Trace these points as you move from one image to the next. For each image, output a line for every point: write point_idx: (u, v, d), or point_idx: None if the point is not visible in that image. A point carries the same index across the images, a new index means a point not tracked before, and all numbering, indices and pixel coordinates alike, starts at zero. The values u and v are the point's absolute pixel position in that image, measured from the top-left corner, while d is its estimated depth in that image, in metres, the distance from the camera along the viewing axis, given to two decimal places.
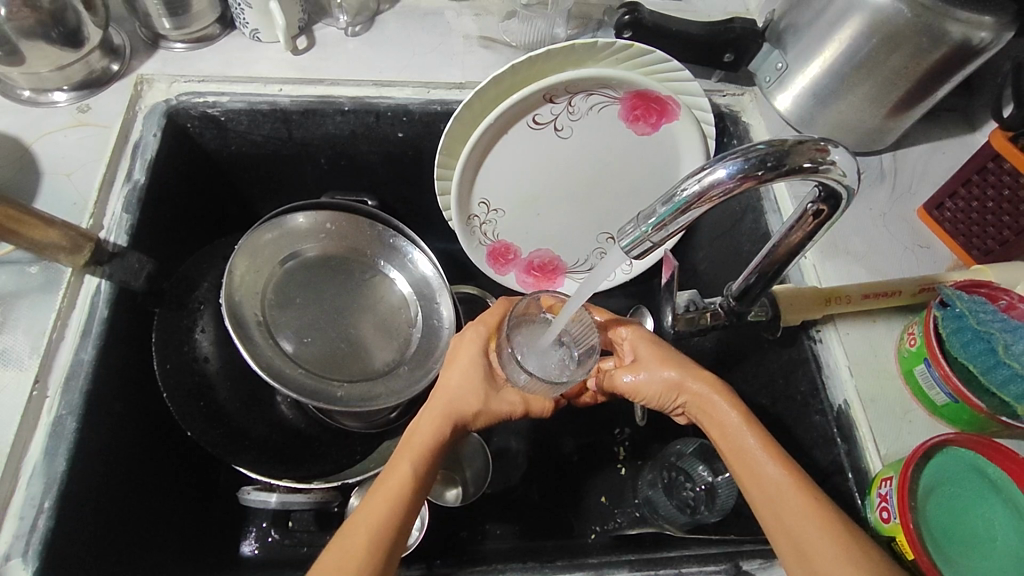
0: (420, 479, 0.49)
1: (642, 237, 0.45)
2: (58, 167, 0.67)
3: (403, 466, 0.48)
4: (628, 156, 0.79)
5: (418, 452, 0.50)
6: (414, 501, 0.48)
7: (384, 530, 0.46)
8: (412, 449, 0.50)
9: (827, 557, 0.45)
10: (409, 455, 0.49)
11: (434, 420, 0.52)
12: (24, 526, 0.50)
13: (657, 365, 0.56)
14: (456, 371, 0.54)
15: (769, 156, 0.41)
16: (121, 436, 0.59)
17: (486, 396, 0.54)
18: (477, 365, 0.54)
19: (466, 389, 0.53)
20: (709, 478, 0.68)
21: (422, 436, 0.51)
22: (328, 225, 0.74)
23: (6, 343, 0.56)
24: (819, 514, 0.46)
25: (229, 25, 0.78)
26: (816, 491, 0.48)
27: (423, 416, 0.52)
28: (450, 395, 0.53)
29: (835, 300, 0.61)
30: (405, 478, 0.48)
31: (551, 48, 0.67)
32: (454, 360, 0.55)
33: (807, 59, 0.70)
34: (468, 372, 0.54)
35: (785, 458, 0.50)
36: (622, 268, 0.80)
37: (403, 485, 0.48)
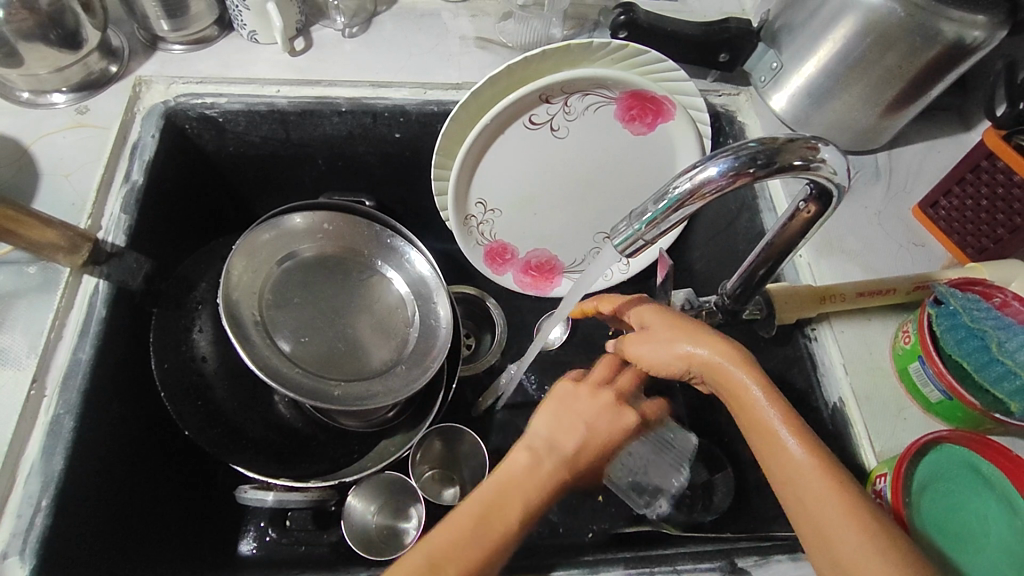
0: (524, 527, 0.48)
1: (635, 236, 0.46)
2: (57, 168, 0.68)
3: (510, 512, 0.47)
4: (624, 156, 0.79)
5: (536, 500, 0.48)
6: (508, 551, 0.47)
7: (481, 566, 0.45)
8: (537, 488, 0.48)
9: (848, 543, 0.41)
10: (524, 500, 0.48)
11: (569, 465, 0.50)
12: (22, 523, 0.50)
13: (668, 335, 0.53)
14: (564, 420, 0.52)
15: (759, 154, 0.41)
16: (118, 435, 0.59)
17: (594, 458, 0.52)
18: (599, 419, 0.52)
19: (588, 447, 0.51)
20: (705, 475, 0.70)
21: (551, 480, 0.49)
22: (326, 225, 0.74)
23: (4, 342, 0.56)
24: (841, 499, 0.43)
25: (227, 27, 0.78)
26: (840, 470, 0.44)
27: (532, 460, 0.50)
28: (565, 448, 0.50)
29: (829, 298, 0.62)
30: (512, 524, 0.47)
31: (546, 49, 0.68)
32: (570, 405, 0.53)
33: (801, 59, 0.70)
34: (589, 424, 0.52)
35: (807, 433, 0.46)
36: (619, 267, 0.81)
37: (508, 532, 0.47)
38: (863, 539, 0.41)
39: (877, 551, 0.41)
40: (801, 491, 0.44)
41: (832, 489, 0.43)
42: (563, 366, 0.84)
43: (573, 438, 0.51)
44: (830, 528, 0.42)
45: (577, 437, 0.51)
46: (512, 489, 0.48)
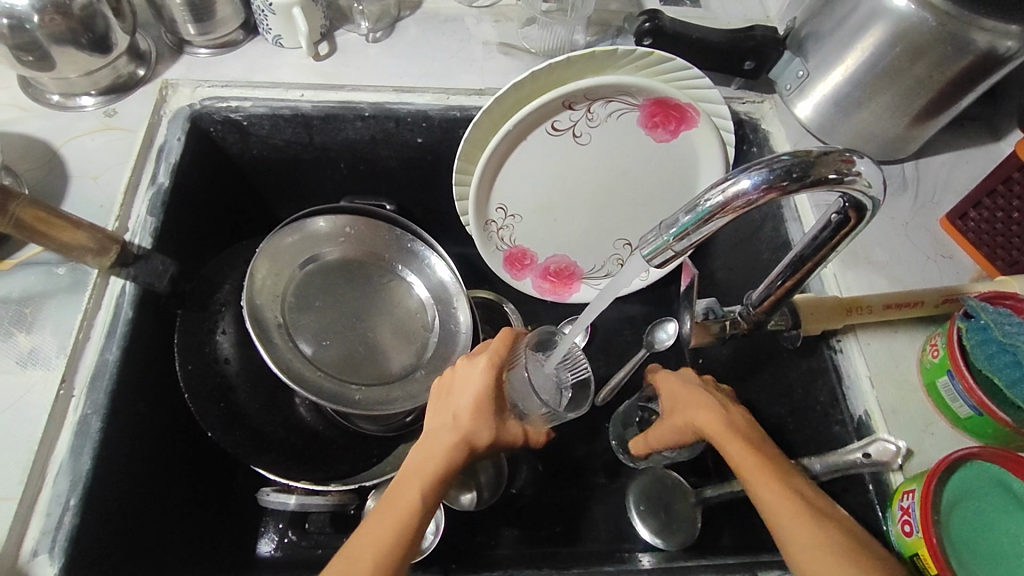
0: (428, 499, 0.49)
1: (664, 246, 0.45)
2: (86, 170, 0.68)
3: (411, 491, 0.49)
4: (646, 163, 0.79)
5: (432, 478, 0.50)
6: (417, 529, 0.48)
7: (391, 551, 0.46)
8: (422, 471, 0.50)
9: (806, 543, 0.47)
10: (418, 482, 0.50)
11: (459, 436, 0.52)
12: (51, 522, 0.50)
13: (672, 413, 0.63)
14: (447, 400, 0.55)
15: (794, 167, 0.41)
16: (143, 437, 0.60)
17: (494, 430, 0.53)
18: (476, 384, 0.54)
19: (471, 413, 0.53)
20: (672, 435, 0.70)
21: (439, 455, 0.51)
22: (348, 229, 0.74)
23: (34, 342, 0.57)
24: (799, 516, 0.49)
25: (252, 31, 0.79)
26: (790, 473, 0.52)
27: (424, 447, 0.52)
28: (452, 424, 0.53)
29: (856, 310, 0.61)
30: (413, 502, 0.49)
31: (571, 56, 0.68)
32: (449, 387, 0.56)
33: (829, 67, 0.69)
34: (467, 391, 0.54)
35: (766, 448, 0.55)
36: (640, 276, 0.80)
37: (412, 506, 0.48)
38: (818, 536, 0.47)
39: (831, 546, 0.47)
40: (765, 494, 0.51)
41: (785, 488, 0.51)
42: None
43: (450, 416, 0.54)
44: (788, 526, 0.49)
45: (452, 415, 0.54)
46: (407, 475, 0.51)
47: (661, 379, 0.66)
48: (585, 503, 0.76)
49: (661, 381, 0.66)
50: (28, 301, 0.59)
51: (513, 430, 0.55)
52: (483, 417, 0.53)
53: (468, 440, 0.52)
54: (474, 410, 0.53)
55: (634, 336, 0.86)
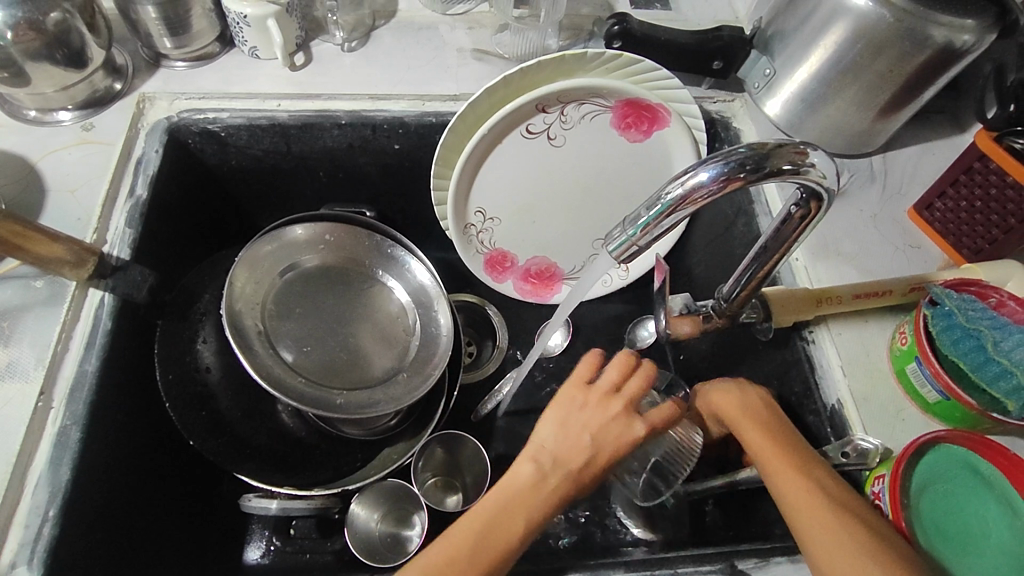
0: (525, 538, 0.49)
1: (629, 241, 0.46)
2: (63, 184, 0.69)
3: (514, 530, 0.49)
4: (621, 164, 0.80)
5: (541, 517, 0.50)
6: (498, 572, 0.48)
7: None
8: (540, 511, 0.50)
9: (821, 538, 0.47)
10: (526, 518, 0.49)
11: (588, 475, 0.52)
12: (30, 534, 0.51)
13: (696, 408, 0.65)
14: (601, 432, 0.52)
15: (749, 159, 0.42)
16: (124, 447, 0.60)
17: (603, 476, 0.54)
18: (617, 426, 0.53)
19: (607, 459, 0.52)
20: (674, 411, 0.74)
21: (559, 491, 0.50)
22: (327, 237, 0.75)
23: (12, 355, 0.57)
24: (819, 510, 0.48)
25: (228, 43, 0.80)
26: (813, 468, 0.51)
27: (548, 478, 0.50)
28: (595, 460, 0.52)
29: (826, 301, 0.62)
30: (516, 533, 0.49)
31: (540, 59, 0.69)
32: (588, 414, 0.53)
33: (794, 65, 0.71)
34: (604, 425, 0.53)
35: (789, 442, 0.54)
36: (619, 274, 0.82)
37: (506, 548, 0.48)
38: (830, 529, 0.47)
39: (847, 541, 0.46)
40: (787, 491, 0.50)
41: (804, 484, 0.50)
42: (563, 373, 0.84)
43: (588, 452, 0.51)
44: (802, 520, 0.48)
45: (591, 449, 0.52)
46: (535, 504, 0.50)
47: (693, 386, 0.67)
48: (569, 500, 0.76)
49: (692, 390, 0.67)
50: (6, 315, 0.59)
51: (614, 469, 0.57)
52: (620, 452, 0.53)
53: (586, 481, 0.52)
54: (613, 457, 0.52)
55: (616, 334, 0.87)
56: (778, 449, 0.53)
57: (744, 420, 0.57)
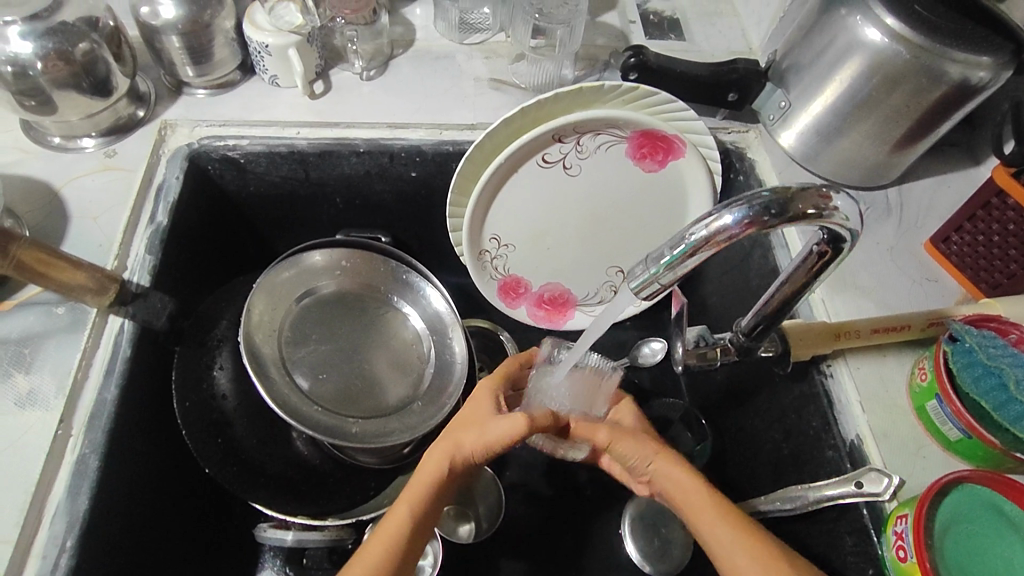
0: (415, 522, 0.52)
1: (651, 279, 0.46)
2: (85, 211, 0.70)
3: (396, 517, 0.52)
4: (635, 193, 0.80)
5: (419, 499, 0.53)
6: (400, 558, 0.51)
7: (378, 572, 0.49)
8: (410, 496, 0.53)
9: None
10: (406, 504, 0.53)
11: (453, 451, 0.55)
12: (47, 565, 0.50)
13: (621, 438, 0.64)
14: (460, 419, 0.60)
15: (773, 203, 0.42)
16: (142, 474, 0.60)
17: (478, 429, 0.56)
18: (474, 401, 0.61)
19: (463, 425, 0.58)
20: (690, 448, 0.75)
21: (429, 469, 0.55)
22: (344, 263, 0.76)
23: (32, 383, 0.58)
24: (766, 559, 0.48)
25: (249, 71, 0.81)
26: (759, 529, 0.50)
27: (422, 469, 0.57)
28: (450, 435, 0.57)
29: (845, 335, 0.62)
30: (402, 518, 0.52)
31: (559, 92, 0.70)
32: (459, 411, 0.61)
33: (809, 97, 0.72)
34: (467, 410, 0.60)
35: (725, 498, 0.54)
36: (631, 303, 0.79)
37: (395, 532, 0.51)
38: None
39: None
40: (731, 553, 0.50)
41: (754, 547, 0.49)
42: None
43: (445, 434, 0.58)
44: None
45: (446, 432, 0.58)
46: (409, 486, 0.55)
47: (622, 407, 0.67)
48: (581, 531, 0.76)
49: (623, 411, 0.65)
50: (27, 342, 0.59)
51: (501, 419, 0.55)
52: (473, 425, 0.57)
53: (454, 448, 0.56)
54: (465, 425, 0.58)
55: None
56: (716, 503, 0.53)
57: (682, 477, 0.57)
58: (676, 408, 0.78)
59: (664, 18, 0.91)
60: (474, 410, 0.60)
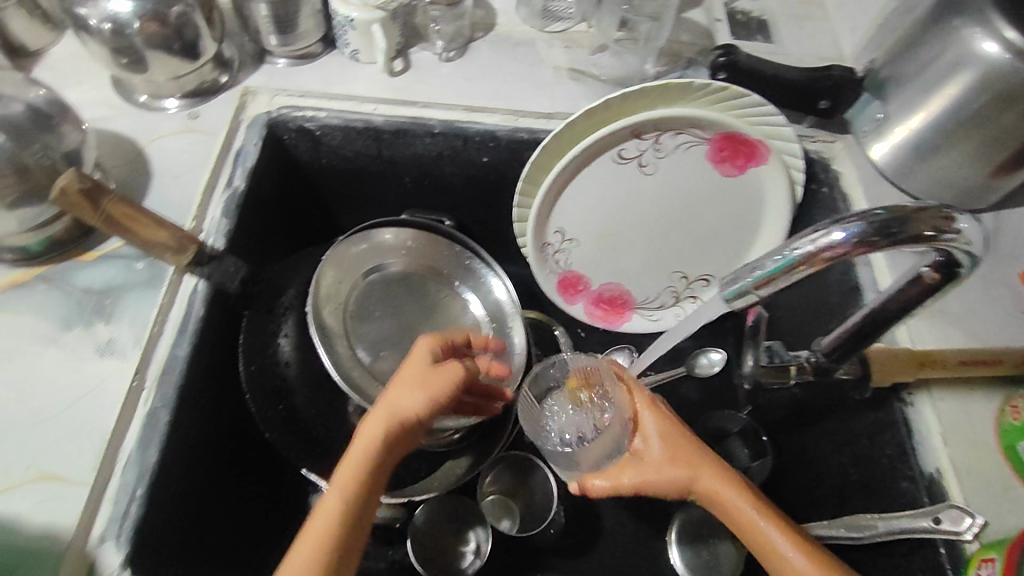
0: (351, 505, 0.47)
1: (746, 289, 0.45)
2: (167, 169, 0.71)
3: (328, 505, 0.47)
4: (710, 196, 0.78)
5: (356, 478, 0.48)
6: (350, 540, 0.47)
7: (321, 566, 0.45)
8: (345, 477, 0.48)
9: None
10: (341, 486, 0.48)
11: (389, 416, 0.50)
12: (118, 511, 0.52)
13: (665, 464, 0.56)
14: (395, 379, 0.53)
15: (887, 223, 0.40)
16: (205, 433, 0.61)
17: (416, 394, 0.51)
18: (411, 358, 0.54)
19: (398, 386, 0.52)
20: (747, 463, 0.73)
21: (363, 443, 0.49)
22: (410, 243, 0.76)
23: (111, 333, 0.59)
24: None
25: (330, 44, 0.81)
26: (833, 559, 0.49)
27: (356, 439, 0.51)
28: (386, 398, 0.51)
29: (929, 364, 0.58)
30: (337, 504, 0.47)
31: (644, 86, 0.68)
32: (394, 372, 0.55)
33: (909, 111, 0.68)
34: (401, 367, 0.54)
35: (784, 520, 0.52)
36: (675, 311, 0.86)
37: (330, 522, 0.46)
38: None
39: None
40: None
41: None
42: None
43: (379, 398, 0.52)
44: None
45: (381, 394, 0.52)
46: (345, 460, 0.49)
47: (647, 416, 0.59)
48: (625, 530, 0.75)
49: (649, 425, 0.58)
50: (108, 293, 0.61)
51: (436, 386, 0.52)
52: (409, 387, 0.51)
53: (391, 413, 0.50)
54: (403, 387, 0.52)
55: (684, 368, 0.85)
56: (785, 527, 0.51)
57: (739, 499, 0.53)
58: (735, 421, 0.76)
59: (751, 18, 0.88)
60: (411, 369, 0.53)
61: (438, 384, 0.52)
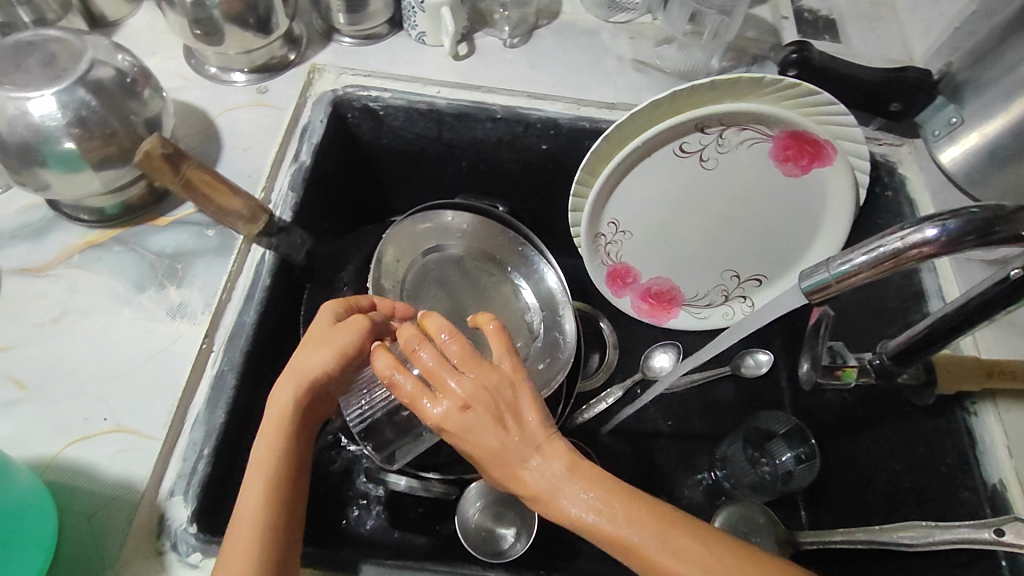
0: (272, 473, 0.46)
1: (826, 283, 0.44)
2: (237, 141, 0.73)
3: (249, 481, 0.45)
4: (771, 194, 0.77)
5: (277, 446, 0.47)
6: (277, 529, 0.45)
7: (251, 538, 0.43)
8: (263, 451, 0.46)
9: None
10: (262, 458, 0.46)
11: (298, 377, 0.49)
12: (186, 467, 0.53)
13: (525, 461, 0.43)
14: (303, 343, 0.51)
15: (981, 222, 0.39)
16: (265, 399, 0.63)
17: (330, 360, 0.50)
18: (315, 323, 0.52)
19: (307, 351, 0.50)
20: (790, 465, 0.72)
21: (276, 409, 0.48)
22: (464, 226, 0.77)
23: (182, 296, 0.61)
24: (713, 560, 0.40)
25: (396, 26, 0.82)
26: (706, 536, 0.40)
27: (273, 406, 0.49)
28: (297, 363, 0.50)
29: (997, 374, 0.57)
30: (264, 476, 0.46)
31: (716, 79, 0.67)
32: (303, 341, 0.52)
33: (985, 117, 0.67)
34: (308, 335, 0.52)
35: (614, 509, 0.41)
36: (725, 311, 0.85)
37: (257, 496, 0.45)
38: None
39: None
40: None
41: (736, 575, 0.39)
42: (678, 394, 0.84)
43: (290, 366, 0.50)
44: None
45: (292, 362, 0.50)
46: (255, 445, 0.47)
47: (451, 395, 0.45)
48: None
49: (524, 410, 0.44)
50: (180, 257, 0.63)
51: (332, 350, 0.50)
52: (318, 349, 0.50)
53: (308, 378, 0.49)
54: (314, 350, 0.50)
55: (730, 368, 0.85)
56: (629, 511, 0.41)
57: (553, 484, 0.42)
58: (782, 422, 0.74)
59: (819, 16, 0.87)
60: (312, 336, 0.51)
61: (327, 348, 0.50)
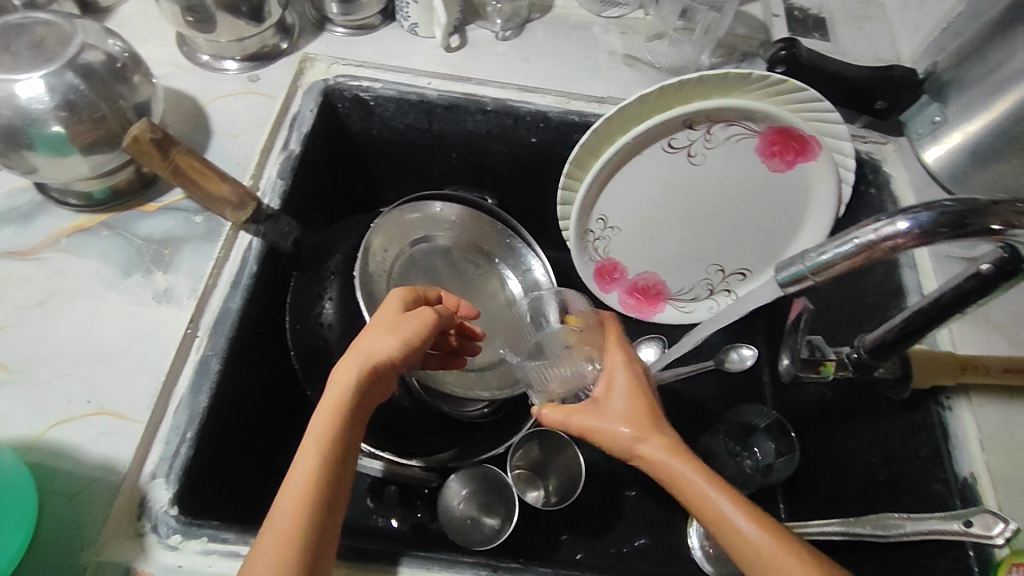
0: (327, 458, 0.44)
1: (802, 274, 0.46)
2: (226, 128, 0.73)
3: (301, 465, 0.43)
4: (757, 190, 0.78)
5: (334, 430, 0.44)
6: (321, 521, 0.42)
7: (298, 526, 0.41)
8: (318, 437, 0.44)
9: None
10: (316, 442, 0.44)
11: (362, 362, 0.47)
12: (168, 450, 0.54)
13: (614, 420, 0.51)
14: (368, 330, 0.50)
15: (952, 216, 0.40)
16: (249, 385, 0.63)
17: (396, 345, 0.49)
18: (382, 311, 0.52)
19: (371, 335, 0.49)
20: (767, 457, 0.74)
21: (335, 393, 0.46)
22: (454, 218, 0.79)
23: (169, 281, 0.61)
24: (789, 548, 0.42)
25: (389, 17, 0.82)
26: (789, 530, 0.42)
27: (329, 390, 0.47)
28: (362, 346, 0.49)
29: (971, 368, 0.58)
30: (314, 462, 0.43)
31: (703, 74, 0.67)
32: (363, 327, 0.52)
33: (968, 116, 0.68)
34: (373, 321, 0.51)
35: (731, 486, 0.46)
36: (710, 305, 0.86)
37: (309, 481, 0.42)
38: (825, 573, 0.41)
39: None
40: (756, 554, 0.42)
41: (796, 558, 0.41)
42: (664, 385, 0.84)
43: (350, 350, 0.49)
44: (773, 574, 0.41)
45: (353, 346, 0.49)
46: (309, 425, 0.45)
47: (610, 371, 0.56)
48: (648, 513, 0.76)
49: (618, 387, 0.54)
50: (167, 243, 0.63)
51: (399, 335, 0.49)
52: (381, 334, 0.49)
53: (370, 362, 0.47)
54: (378, 334, 0.49)
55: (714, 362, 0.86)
56: (728, 490, 0.45)
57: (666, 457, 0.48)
58: (763, 416, 0.76)
59: (809, 15, 0.87)
60: (382, 322, 0.50)
61: (393, 333, 0.49)
